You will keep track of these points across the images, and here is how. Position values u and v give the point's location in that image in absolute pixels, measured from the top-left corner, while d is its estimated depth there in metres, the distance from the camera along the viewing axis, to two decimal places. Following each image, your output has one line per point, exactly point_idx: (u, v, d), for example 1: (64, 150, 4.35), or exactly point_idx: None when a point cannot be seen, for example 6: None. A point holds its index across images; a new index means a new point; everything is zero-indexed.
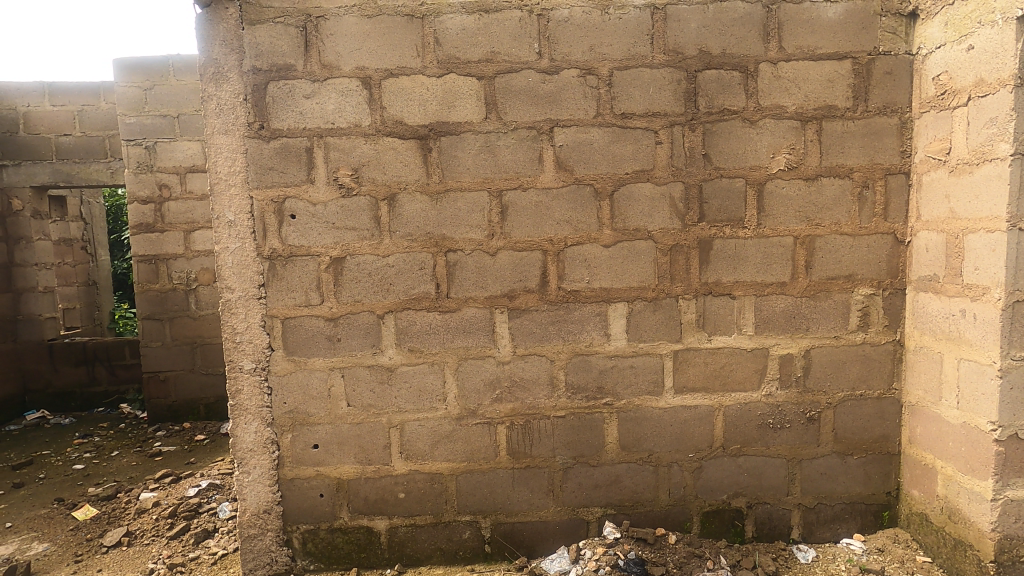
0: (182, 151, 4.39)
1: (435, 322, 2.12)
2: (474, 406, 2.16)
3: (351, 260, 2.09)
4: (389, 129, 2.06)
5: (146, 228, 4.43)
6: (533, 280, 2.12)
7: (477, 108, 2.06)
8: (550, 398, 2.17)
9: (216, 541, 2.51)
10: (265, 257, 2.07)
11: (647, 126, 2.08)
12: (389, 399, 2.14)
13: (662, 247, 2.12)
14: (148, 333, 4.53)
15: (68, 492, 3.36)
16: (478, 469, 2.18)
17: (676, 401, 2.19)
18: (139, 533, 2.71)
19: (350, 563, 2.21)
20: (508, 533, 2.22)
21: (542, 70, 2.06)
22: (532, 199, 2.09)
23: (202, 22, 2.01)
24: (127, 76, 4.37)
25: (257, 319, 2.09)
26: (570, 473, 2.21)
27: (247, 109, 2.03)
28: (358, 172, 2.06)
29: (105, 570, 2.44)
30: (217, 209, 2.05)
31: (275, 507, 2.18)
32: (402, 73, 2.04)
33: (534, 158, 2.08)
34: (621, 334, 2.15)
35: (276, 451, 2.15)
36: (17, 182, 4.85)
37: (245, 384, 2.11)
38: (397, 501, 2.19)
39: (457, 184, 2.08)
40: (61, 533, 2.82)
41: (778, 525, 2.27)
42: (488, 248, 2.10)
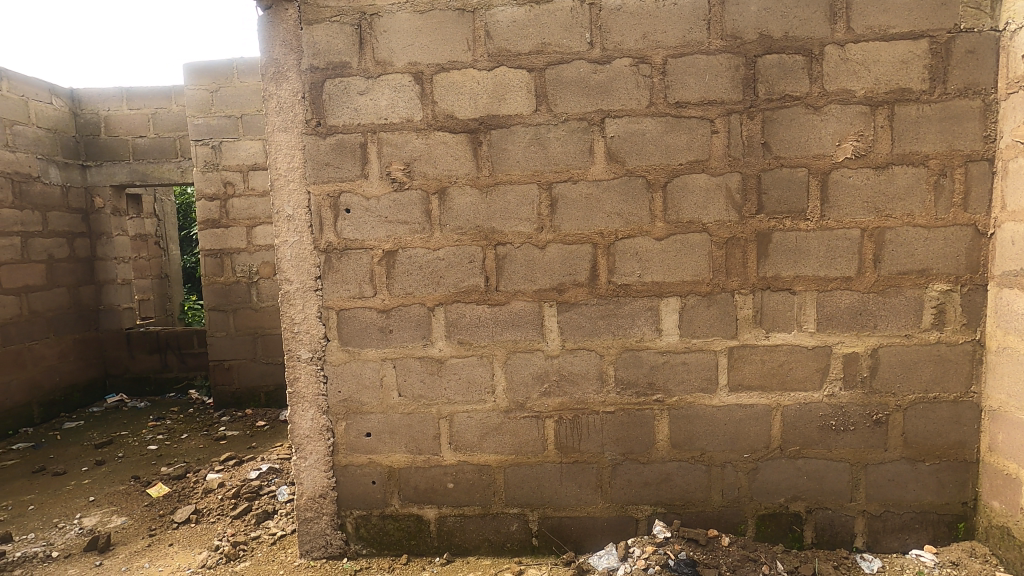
0: (246, 150, 4.60)
1: (484, 316, 2.13)
2: (522, 399, 2.16)
3: (403, 253, 2.13)
4: (441, 124, 2.08)
5: (213, 224, 4.67)
6: (583, 274, 2.10)
7: (527, 101, 2.05)
8: (599, 393, 2.15)
9: (275, 522, 2.62)
10: (321, 251, 2.14)
11: (702, 115, 2.02)
12: (439, 390, 2.17)
13: (717, 240, 2.05)
14: (214, 323, 4.79)
15: (143, 470, 3.61)
16: (526, 462, 2.19)
17: (730, 400, 2.12)
18: (206, 512, 2.87)
19: (400, 550, 2.27)
20: (556, 527, 2.22)
21: (593, 61, 2.02)
22: (583, 191, 2.07)
23: (264, 24, 2.09)
24: (195, 79, 4.62)
25: (314, 310, 2.16)
26: (619, 469, 2.18)
27: (305, 106, 2.10)
28: (409, 166, 2.10)
29: (176, 544, 2.60)
30: (277, 204, 2.13)
31: (329, 492, 2.26)
32: (453, 68, 2.06)
33: (585, 150, 2.05)
34: (673, 330, 2.10)
35: (331, 438, 2.23)
36: (99, 182, 5.25)
37: (302, 372, 2.19)
38: (446, 491, 2.23)
39: (507, 177, 2.08)
40: (137, 508, 3.03)
41: (840, 532, 2.16)
42: (537, 241, 2.09)
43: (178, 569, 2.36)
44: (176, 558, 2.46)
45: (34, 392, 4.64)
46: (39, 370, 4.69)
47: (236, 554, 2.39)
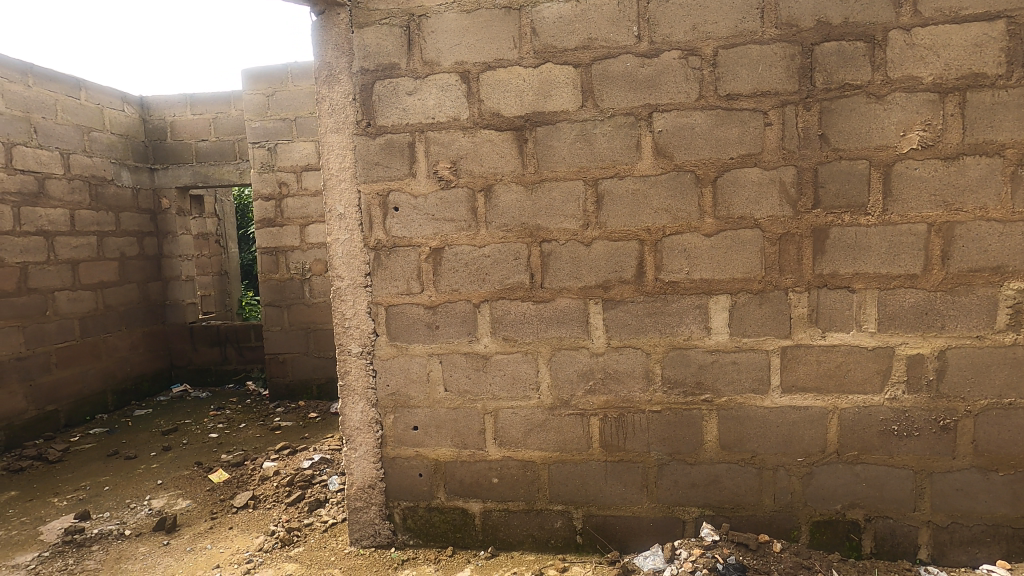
0: (299, 151, 4.77)
1: (529, 312, 2.14)
2: (568, 397, 2.16)
3: (449, 251, 2.16)
4: (487, 122, 2.10)
5: (268, 223, 4.87)
6: (629, 271, 2.07)
7: (573, 97, 2.04)
8: (645, 392, 2.12)
9: (327, 510, 2.72)
10: (370, 248, 2.20)
11: (755, 107, 1.95)
12: (484, 385, 2.20)
13: (769, 236, 1.99)
14: (270, 318, 5.00)
15: (205, 456, 3.81)
16: (571, 459, 2.18)
17: (783, 401, 2.05)
18: (262, 498, 3.00)
19: (446, 542, 2.31)
20: (600, 525, 2.20)
21: (641, 54, 1.99)
22: (629, 187, 2.04)
23: (317, 29, 2.16)
24: (252, 84, 4.82)
25: (364, 306, 2.22)
26: (665, 469, 2.14)
27: (356, 108, 2.16)
28: (456, 165, 2.13)
29: (235, 528, 2.73)
30: (330, 203, 2.21)
31: (378, 483, 2.32)
32: (499, 66, 2.07)
33: (631, 145, 2.03)
34: (723, 328, 2.05)
35: (379, 431, 2.29)
36: (165, 184, 5.56)
37: (353, 366, 2.26)
38: (491, 486, 2.25)
39: (553, 173, 2.07)
40: (200, 493, 3.20)
41: (901, 543, 2.06)
42: (583, 238, 2.08)
43: (237, 551, 2.48)
44: (236, 541, 2.59)
45: (108, 380, 4.96)
46: (113, 360, 5.02)
47: (291, 539, 2.49)
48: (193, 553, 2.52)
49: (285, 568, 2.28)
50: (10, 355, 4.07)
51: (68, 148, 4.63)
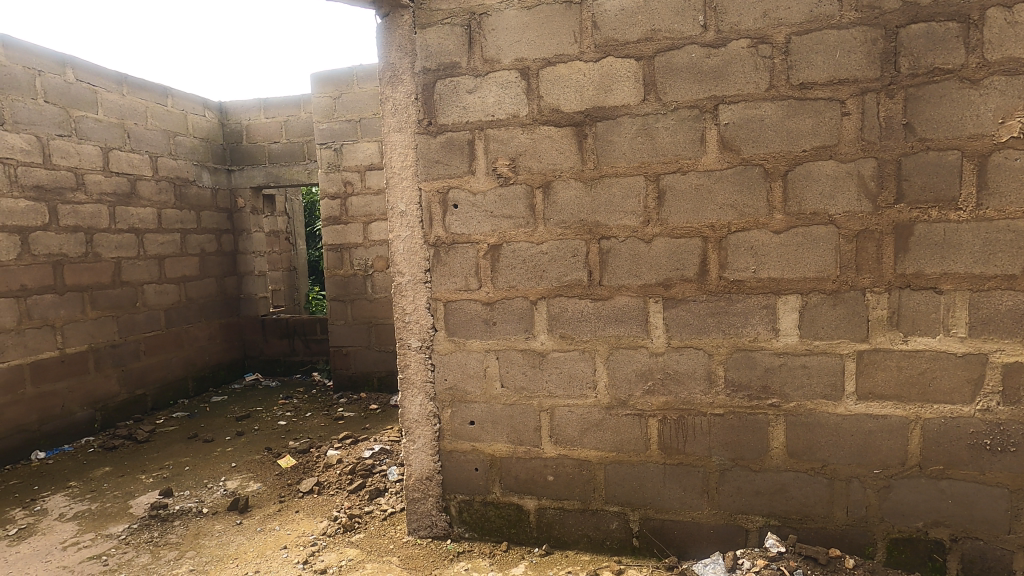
0: (363, 151, 4.94)
1: (587, 310, 2.12)
2: (625, 397, 2.12)
3: (507, 248, 2.17)
4: (546, 118, 2.09)
5: (334, 220, 5.07)
6: (691, 269, 2.01)
7: (635, 90, 2.00)
8: (707, 394, 2.05)
9: (386, 499, 2.80)
10: (431, 245, 2.24)
11: (831, 96, 1.84)
12: (540, 382, 2.19)
13: (845, 233, 1.87)
14: (334, 312, 5.20)
15: (275, 442, 4.02)
16: (628, 460, 2.14)
17: (859, 409, 1.93)
18: (326, 484, 3.13)
19: (501, 537, 2.32)
20: (658, 529, 2.15)
21: (707, 44, 1.92)
22: (693, 182, 1.98)
23: (382, 31, 2.23)
24: (321, 87, 5.02)
25: (423, 302, 2.27)
26: (728, 475, 2.06)
27: (418, 107, 2.21)
28: (515, 162, 2.13)
29: (302, 511, 2.86)
30: (392, 201, 2.27)
31: (435, 475, 2.37)
32: (560, 61, 2.06)
33: (696, 139, 1.96)
34: (792, 330, 1.95)
35: (437, 424, 2.33)
36: (241, 184, 5.89)
37: (412, 359, 2.31)
38: (546, 484, 2.24)
39: (613, 169, 2.04)
40: (269, 477, 3.38)
41: (993, 568, 1.88)
42: (643, 235, 2.04)
43: (303, 534, 2.60)
44: (302, 524, 2.71)
45: (189, 368, 5.32)
46: (193, 349, 5.37)
47: (352, 526, 2.59)
48: (263, 533, 2.66)
49: (347, 553, 2.37)
50: (105, 342, 4.44)
51: (156, 152, 4.99)
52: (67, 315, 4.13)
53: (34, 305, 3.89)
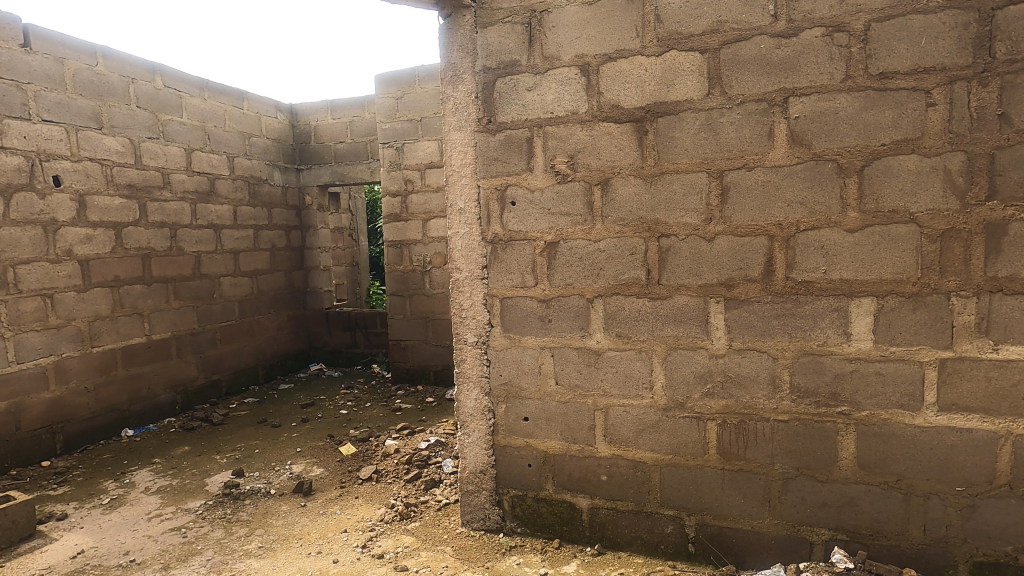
0: (424, 150, 5.06)
1: (644, 310, 2.08)
2: (683, 399, 2.07)
3: (564, 245, 2.16)
4: (606, 114, 2.06)
5: (395, 218, 5.22)
6: (756, 268, 1.93)
7: (699, 84, 1.94)
8: (771, 400, 1.97)
9: (441, 491, 2.87)
10: (488, 241, 2.26)
11: (914, 86, 1.73)
12: (595, 381, 2.18)
13: (928, 233, 1.75)
14: (394, 306, 5.36)
15: (336, 430, 4.19)
16: (684, 464, 2.10)
17: (940, 421, 1.80)
18: (384, 473, 3.24)
19: (553, 533, 2.33)
20: (715, 536, 2.09)
21: (776, 35, 1.84)
22: (759, 179, 1.90)
23: (444, 31, 2.27)
24: (384, 88, 5.17)
25: (480, 298, 2.30)
26: (791, 485, 1.98)
27: (478, 106, 2.24)
28: (573, 159, 2.12)
29: (360, 498, 2.97)
30: (451, 199, 2.31)
31: (489, 469, 2.40)
32: (621, 56, 2.03)
33: (763, 133, 1.89)
34: (866, 335, 1.84)
35: (491, 419, 2.36)
36: (308, 182, 6.17)
37: (468, 354, 2.35)
38: (600, 483, 2.23)
39: (674, 166, 2.00)
40: (331, 463, 3.53)
41: None
42: (705, 233, 1.98)
43: (362, 519, 2.70)
44: (361, 509, 2.82)
45: (259, 357, 5.62)
46: (264, 339, 5.68)
47: (408, 514, 2.66)
48: (325, 516, 2.78)
49: (403, 540, 2.45)
50: (186, 330, 4.76)
51: (233, 152, 5.30)
52: (154, 304, 4.46)
53: (125, 294, 4.23)
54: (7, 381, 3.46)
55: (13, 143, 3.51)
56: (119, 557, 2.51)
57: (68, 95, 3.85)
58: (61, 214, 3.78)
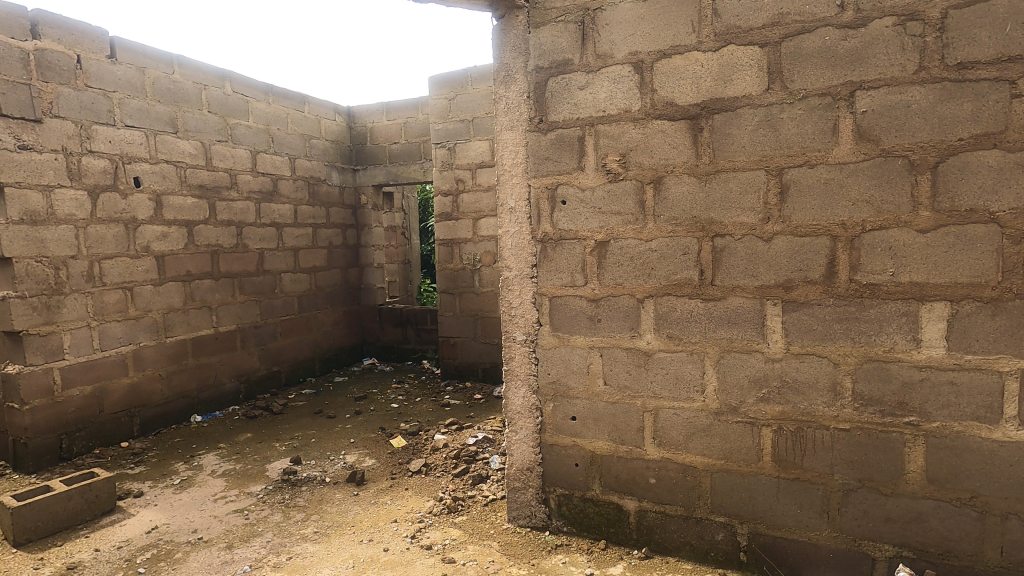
0: (475, 149, 5.12)
1: (697, 310, 2.04)
2: (736, 403, 2.01)
3: (615, 244, 2.15)
4: (660, 112, 2.03)
5: (447, 217, 5.31)
6: (817, 270, 1.86)
7: (758, 79, 1.88)
8: (831, 407, 1.89)
9: (488, 486, 2.90)
10: (538, 240, 2.27)
11: (997, 76, 1.61)
12: (645, 382, 2.15)
13: (1011, 234, 1.63)
14: (444, 304, 5.45)
15: (388, 423, 4.31)
16: (737, 470, 2.04)
17: (1022, 436, 1.68)
18: (433, 467, 3.31)
19: (599, 534, 2.31)
20: (768, 546, 2.02)
21: (843, 25, 1.76)
22: (822, 177, 1.83)
23: (498, 32, 2.29)
24: (437, 89, 5.26)
25: (530, 296, 2.31)
26: (852, 497, 1.89)
27: (529, 105, 2.25)
28: (625, 157, 2.10)
29: (410, 490, 3.05)
30: (502, 198, 2.33)
31: (536, 467, 2.41)
32: (675, 52, 1.99)
33: (827, 129, 1.81)
34: (938, 341, 1.74)
35: (539, 417, 2.37)
36: (364, 182, 6.36)
37: (517, 353, 2.37)
38: (648, 486, 2.20)
39: (730, 164, 1.94)
40: (383, 455, 3.63)
41: None
42: (762, 233, 1.92)
43: (412, 511, 2.78)
44: (411, 501, 2.89)
45: (316, 350, 5.85)
46: (320, 333, 5.90)
47: (456, 508, 2.71)
48: (376, 506, 2.87)
49: (451, 533, 2.50)
50: (250, 323, 5.02)
51: (294, 153, 5.53)
52: (221, 298, 4.73)
53: (196, 288, 4.50)
54: (93, 367, 3.75)
55: (100, 147, 3.80)
56: (188, 534, 2.68)
57: (148, 101, 4.13)
58: (140, 213, 4.06)
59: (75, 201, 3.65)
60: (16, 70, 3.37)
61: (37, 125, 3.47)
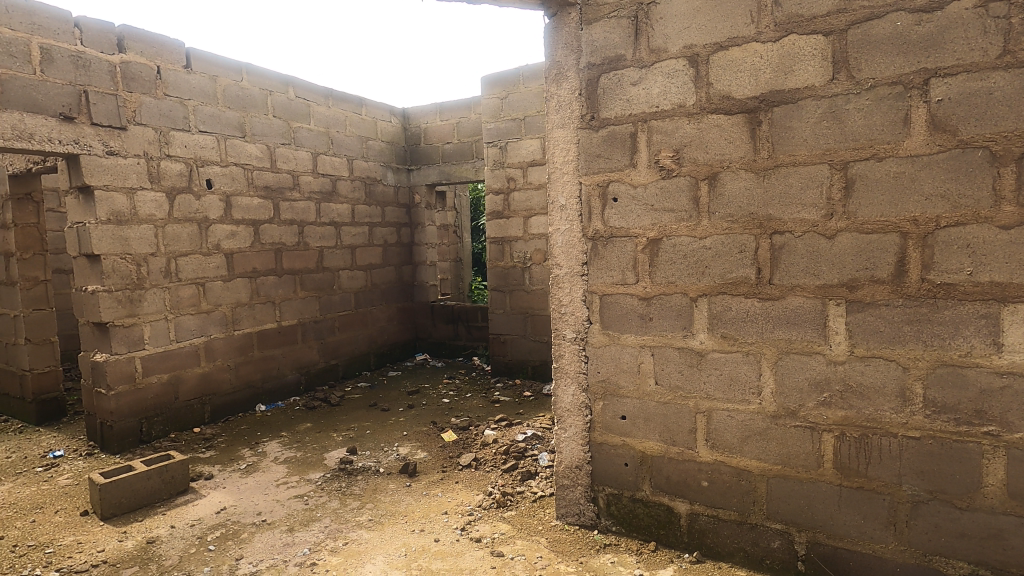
0: (527, 148, 5.14)
1: (753, 310, 1.98)
2: (795, 407, 1.94)
3: (667, 242, 2.11)
4: (716, 106, 1.98)
5: (498, 215, 5.36)
6: (885, 269, 1.76)
7: (821, 69, 1.80)
8: (899, 413, 1.79)
9: (537, 483, 2.92)
10: (589, 238, 2.26)
11: None
12: (698, 383, 2.10)
13: None
14: (495, 301, 5.50)
15: (439, 417, 4.40)
16: (795, 476, 1.97)
17: None
18: (483, 461, 3.36)
19: (649, 536, 2.28)
20: (828, 557, 1.94)
21: (916, 9, 1.67)
22: (891, 170, 1.73)
23: (550, 30, 2.30)
24: (490, 89, 5.32)
25: (580, 294, 2.30)
26: (922, 509, 1.79)
27: (581, 103, 2.24)
28: (679, 153, 2.06)
29: (460, 483, 3.11)
30: (553, 196, 2.33)
31: (584, 465, 2.40)
32: (733, 44, 1.94)
33: (897, 119, 1.71)
34: (1021, 346, 1.62)
35: (589, 415, 2.36)
36: (418, 182, 6.51)
37: (566, 350, 2.36)
38: (700, 489, 2.15)
39: (791, 158, 1.87)
40: (434, 448, 3.72)
41: None
42: (824, 230, 1.84)
43: (462, 503, 2.83)
44: (461, 494, 2.95)
45: (371, 345, 6.04)
46: (375, 329, 6.09)
47: (505, 503, 2.75)
48: (428, 498, 2.94)
49: (500, 527, 2.53)
50: (310, 318, 5.24)
51: (352, 154, 5.73)
52: (284, 293, 4.96)
53: (261, 284, 4.74)
54: (169, 356, 4.03)
55: (177, 151, 4.07)
56: (254, 516, 2.84)
57: (219, 107, 4.39)
58: (212, 213, 4.31)
59: (155, 202, 3.92)
60: (105, 81, 3.67)
61: (122, 132, 3.75)
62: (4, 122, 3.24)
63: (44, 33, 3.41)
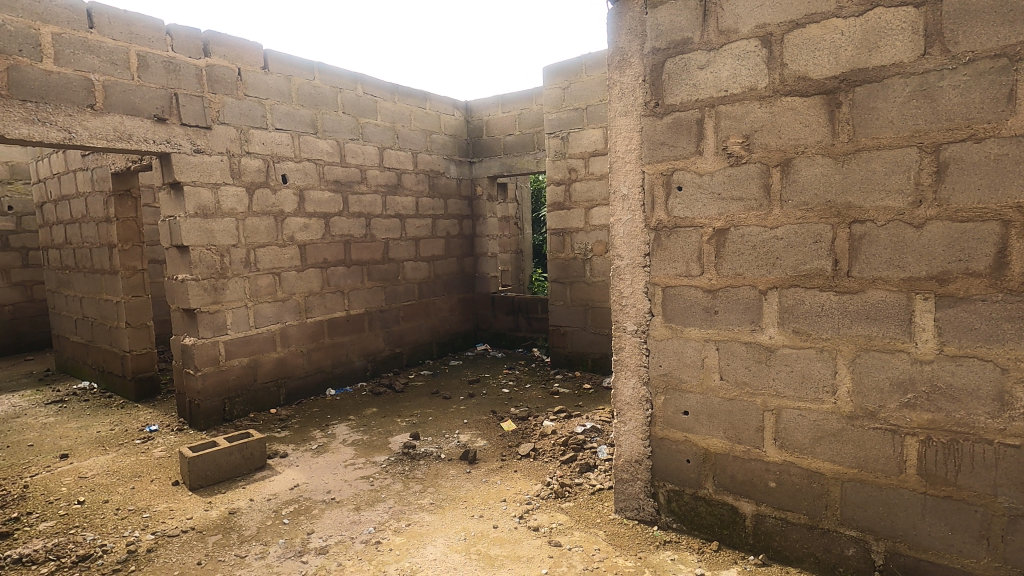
0: (588, 138, 5.08)
1: (829, 304, 1.87)
2: (874, 408, 1.82)
3: (735, 232, 2.03)
4: (790, 88, 1.88)
5: (559, 206, 5.33)
6: (982, 260, 1.62)
7: (911, 44, 1.66)
8: (996, 418, 1.64)
9: (595, 475, 2.90)
10: (651, 229, 2.21)
11: None
12: (767, 379, 2.01)
13: None
14: (555, 293, 5.49)
15: (499, 407, 4.46)
16: (873, 481, 1.85)
17: None
18: (541, 452, 3.37)
19: (712, 535, 2.22)
20: (909, 568, 1.81)
21: None
22: (991, 152, 1.58)
23: (613, 16, 2.25)
24: (551, 79, 5.28)
25: (641, 286, 2.25)
26: (1020, 524, 1.64)
27: (645, 89, 2.18)
28: (749, 139, 1.97)
29: (519, 472, 3.14)
30: (615, 185, 2.29)
31: (645, 460, 2.36)
32: (810, 21, 1.83)
33: (1000, 96, 1.56)
34: None
35: (649, 409, 2.31)
36: (480, 174, 6.58)
37: (627, 343, 2.32)
38: (767, 490, 2.06)
39: (874, 141, 1.75)
40: (494, 436, 3.77)
41: None
42: (911, 219, 1.71)
43: (520, 492, 2.86)
44: (519, 483, 2.98)
45: (433, 334, 6.18)
46: (438, 319, 6.23)
47: (563, 494, 2.75)
48: (487, 485, 3.00)
49: (557, 518, 2.54)
50: (376, 307, 5.44)
51: (416, 148, 5.86)
52: (352, 283, 5.17)
53: (331, 274, 4.96)
54: (249, 341, 4.30)
55: (255, 148, 4.32)
56: (324, 494, 3.00)
57: (293, 106, 4.61)
58: (287, 207, 4.55)
59: (236, 196, 4.18)
60: (192, 84, 3.94)
61: (207, 131, 4.02)
62: (107, 124, 3.55)
63: (140, 42, 3.70)
